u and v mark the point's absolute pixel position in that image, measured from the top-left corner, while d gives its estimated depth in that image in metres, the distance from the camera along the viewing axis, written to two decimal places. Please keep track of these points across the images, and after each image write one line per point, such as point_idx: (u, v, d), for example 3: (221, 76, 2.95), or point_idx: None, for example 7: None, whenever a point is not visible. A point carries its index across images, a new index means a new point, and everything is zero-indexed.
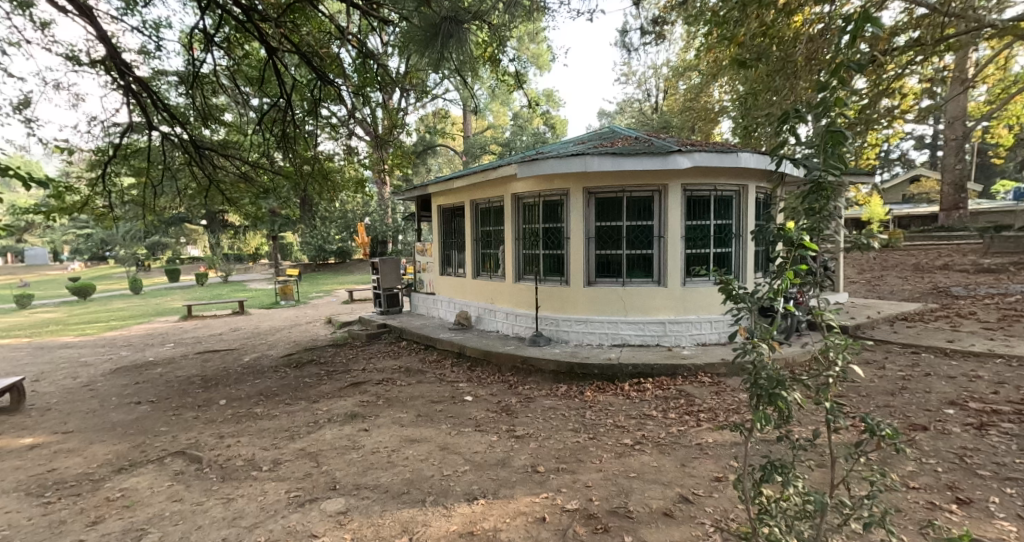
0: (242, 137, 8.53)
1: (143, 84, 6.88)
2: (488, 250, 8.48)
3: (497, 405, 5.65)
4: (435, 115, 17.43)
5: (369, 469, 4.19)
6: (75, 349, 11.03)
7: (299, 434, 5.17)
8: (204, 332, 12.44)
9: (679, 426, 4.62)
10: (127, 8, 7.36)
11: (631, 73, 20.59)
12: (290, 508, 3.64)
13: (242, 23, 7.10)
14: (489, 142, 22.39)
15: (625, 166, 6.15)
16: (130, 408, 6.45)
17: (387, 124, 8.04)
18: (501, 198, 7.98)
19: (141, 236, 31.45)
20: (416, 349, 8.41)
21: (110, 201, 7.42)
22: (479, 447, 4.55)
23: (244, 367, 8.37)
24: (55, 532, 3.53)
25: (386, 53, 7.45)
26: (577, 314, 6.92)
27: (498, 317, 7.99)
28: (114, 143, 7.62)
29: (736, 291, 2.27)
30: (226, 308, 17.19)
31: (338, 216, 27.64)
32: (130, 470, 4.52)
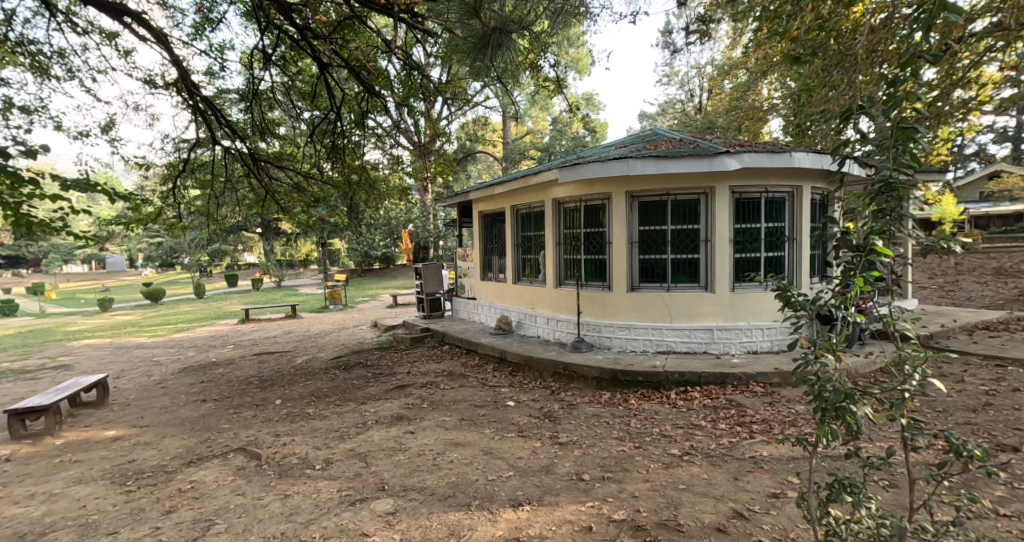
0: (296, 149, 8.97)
1: (209, 104, 7.42)
2: (529, 255, 8.51)
3: (539, 411, 5.64)
4: (475, 122, 17.70)
5: (415, 471, 4.28)
6: (148, 349, 11.87)
7: (348, 434, 5.34)
8: (260, 334, 13.10)
9: (730, 438, 4.45)
10: (195, 32, 7.94)
11: (675, 74, 20.17)
12: (342, 506, 3.77)
13: (297, 41, 7.52)
14: (529, 148, 22.52)
15: (670, 169, 6.03)
16: (197, 406, 6.88)
17: (430, 133, 8.26)
18: (542, 203, 7.98)
19: (204, 244, 33.53)
20: (459, 353, 8.51)
21: (179, 212, 7.99)
22: (523, 453, 4.55)
23: (297, 368, 8.75)
24: (135, 519, 3.80)
25: (429, 63, 7.66)
26: (620, 320, 6.81)
27: (539, 323, 8.00)
28: (183, 158, 8.20)
29: (793, 299, 2.18)
30: (280, 311, 18.03)
31: (383, 222, 28.49)
32: (198, 464, 4.81)
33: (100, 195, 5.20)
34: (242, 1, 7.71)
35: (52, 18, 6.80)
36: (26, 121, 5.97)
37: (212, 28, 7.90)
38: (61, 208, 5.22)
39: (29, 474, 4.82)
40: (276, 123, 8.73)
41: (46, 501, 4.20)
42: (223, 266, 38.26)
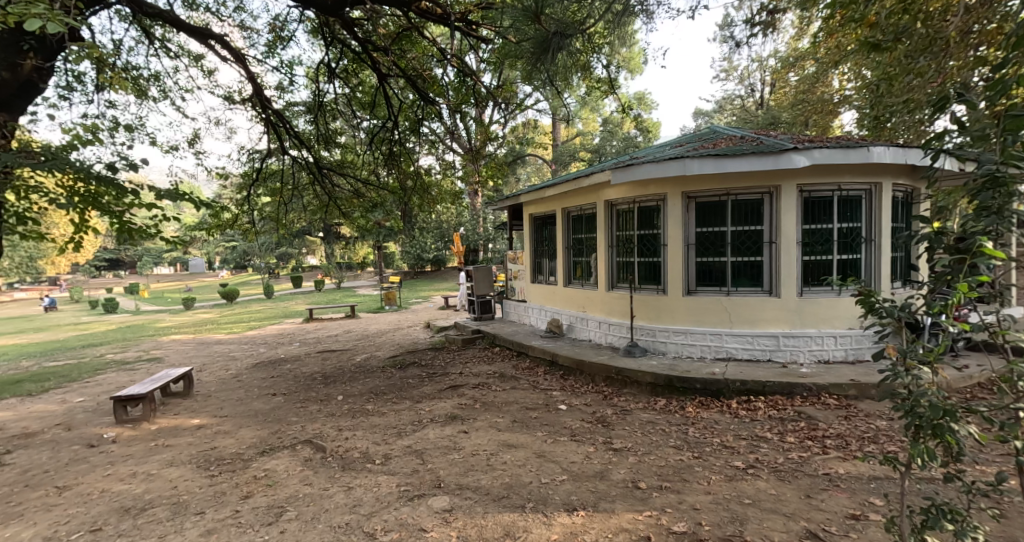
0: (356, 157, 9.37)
1: (279, 116, 7.90)
2: (580, 257, 8.43)
3: (592, 415, 5.56)
4: (525, 126, 17.74)
5: (470, 470, 4.34)
6: (225, 345, 12.77)
7: (404, 432, 5.49)
8: (322, 333, 13.75)
9: (801, 452, 4.20)
10: (268, 51, 8.48)
11: (733, 68, 19.31)
12: (401, 501, 3.88)
13: (358, 55, 7.88)
14: (578, 150, 22.39)
15: (729, 168, 5.78)
16: (268, 399, 7.32)
17: (481, 138, 8.37)
18: (594, 205, 7.89)
19: (272, 248, 35.67)
20: (510, 356, 8.55)
21: (253, 217, 8.55)
22: (576, 457, 4.50)
23: (356, 366, 9.10)
24: (217, 502, 4.08)
25: (482, 69, 7.78)
26: (677, 325, 6.59)
27: (591, 326, 7.89)
28: (257, 168, 8.75)
29: (876, 305, 2.03)
30: (340, 311, 18.85)
31: (435, 226, 29.13)
32: (270, 453, 5.11)
33: (185, 202, 5.64)
34: (310, 19, 8.16)
35: (149, 45, 7.47)
36: (129, 138, 6.60)
37: (283, 45, 8.41)
38: (156, 216, 5.71)
39: (129, 455, 5.30)
40: (337, 133, 9.15)
41: (144, 480, 4.60)
42: (289, 269, 40.51)
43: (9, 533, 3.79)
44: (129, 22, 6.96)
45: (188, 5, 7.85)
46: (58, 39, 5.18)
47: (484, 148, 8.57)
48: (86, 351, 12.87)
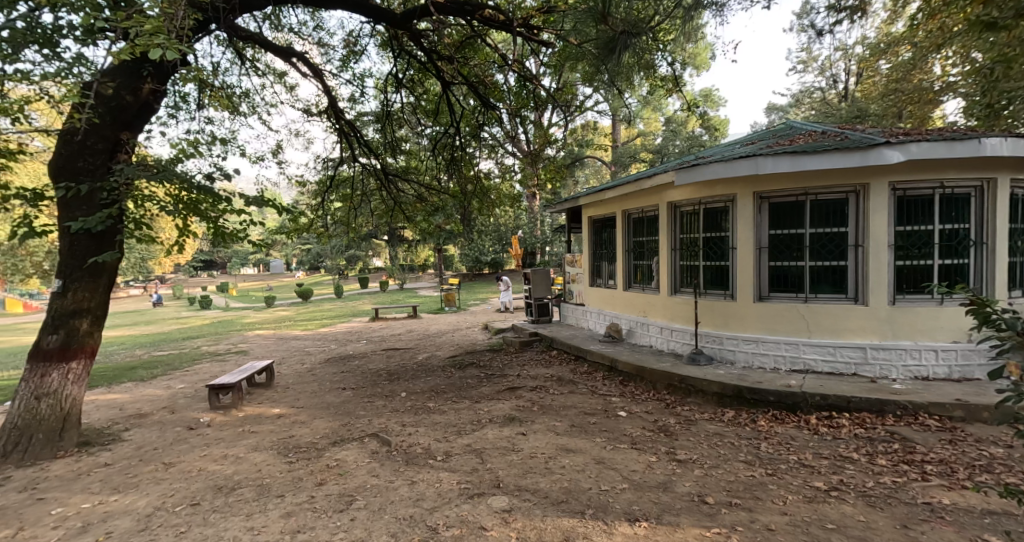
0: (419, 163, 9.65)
1: (350, 126, 8.31)
2: (640, 261, 8.20)
3: (654, 423, 5.37)
4: (585, 127, 17.54)
5: (528, 472, 4.32)
6: (300, 340, 13.59)
7: (464, 430, 5.56)
8: (387, 332, 14.28)
9: (895, 477, 3.81)
10: (342, 65, 8.93)
11: (813, 59, 18.05)
12: (461, 498, 3.92)
13: (425, 64, 8.12)
14: (639, 150, 21.84)
15: (807, 166, 5.39)
16: (339, 393, 7.69)
17: (540, 141, 8.38)
18: (656, 207, 7.64)
19: (343, 250, 37.60)
20: (567, 360, 8.46)
21: (325, 222, 9.02)
22: (638, 466, 4.35)
23: (418, 365, 9.35)
24: (294, 486, 4.32)
25: (542, 73, 7.77)
26: (747, 333, 6.22)
27: (652, 332, 7.64)
28: (330, 175, 9.22)
29: (992, 316, 1.80)
30: (403, 311, 19.50)
31: (493, 229, 29.50)
32: (341, 444, 5.35)
33: (269, 208, 6.05)
34: (381, 33, 8.50)
35: (241, 65, 8.09)
36: (222, 150, 7.16)
37: (355, 59, 8.82)
38: (245, 220, 6.17)
39: (221, 438, 5.74)
40: (403, 140, 9.47)
41: (233, 462, 4.96)
42: (356, 270, 42.50)
43: (125, 501, 4.22)
44: (224, 46, 7.58)
45: (274, 26, 8.43)
46: (171, 64, 5.71)
47: (542, 152, 8.59)
48: (184, 343, 14.17)
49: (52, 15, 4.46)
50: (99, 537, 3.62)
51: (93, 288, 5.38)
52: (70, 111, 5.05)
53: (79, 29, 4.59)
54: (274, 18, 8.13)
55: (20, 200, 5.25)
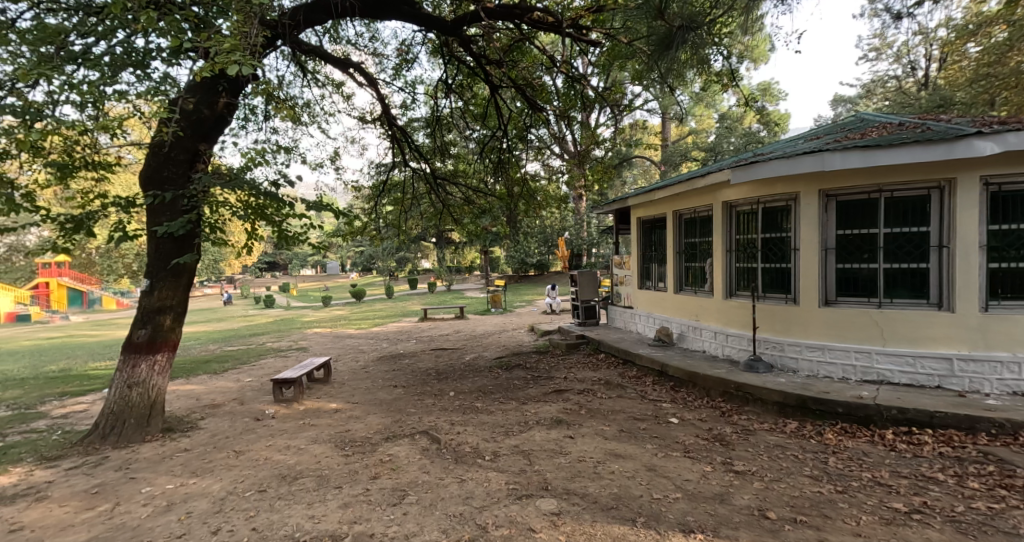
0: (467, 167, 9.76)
1: (402, 132, 8.53)
2: (692, 263, 7.92)
3: (709, 432, 5.15)
4: (636, 126, 17.15)
5: (576, 476, 4.24)
6: (354, 339, 14.07)
7: (512, 431, 5.55)
8: (436, 332, 14.54)
9: (988, 503, 3.46)
10: (395, 72, 9.19)
11: (888, 46, 16.79)
12: (510, 499, 3.90)
13: (474, 69, 8.22)
14: (691, 149, 21.14)
15: (881, 161, 5.01)
16: (390, 390, 7.88)
17: (587, 141, 8.28)
18: (710, 207, 7.35)
19: (394, 252, 38.69)
20: (616, 363, 8.28)
21: (378, 224, 9.29)
22: (692, 475, 4.17)
23: (466, 365, 9.45)
24: (350, 478, 4.46)
25: (591, 73, 7.68)
26: (812, 340, 5.84)
27: (705, 336, 7.34)
28: (383, 179, 9.47)
29: None
30: (451, 312, 19.82)
31: (540, 230, 29.46)
32: (393, 440, 5.48)
33: (327, 211, 6.28)
34: (432, 40, 8.67)
35: (302, 77, 8.48)
36: (285, 158, 7.53)
37: (408, 67, 9.05)
38: (305, 223, 6.44)
39: (283, 430, 6.02)
40: (451, 144, 9.61)
41: (295, 453, 5.19)
42: (407, 271, 43.61)
43: (200, 484, 4.49)
44: (289, 60, 7.97)
45: (333, 39, 8.79)
46: (244, 80, 6.07)
47: (590, 152, 8.49)
48: (250, 339, 15.03)
49: (145, 40, 4.83)
50: (179, 516, 3.88)
51: (175, 287, 5.79)
52: (158, 126, 5.46)
53: (167, 51, 4.95)
54: (333, 30, 8.47)
55: (114, 207, 5.73)
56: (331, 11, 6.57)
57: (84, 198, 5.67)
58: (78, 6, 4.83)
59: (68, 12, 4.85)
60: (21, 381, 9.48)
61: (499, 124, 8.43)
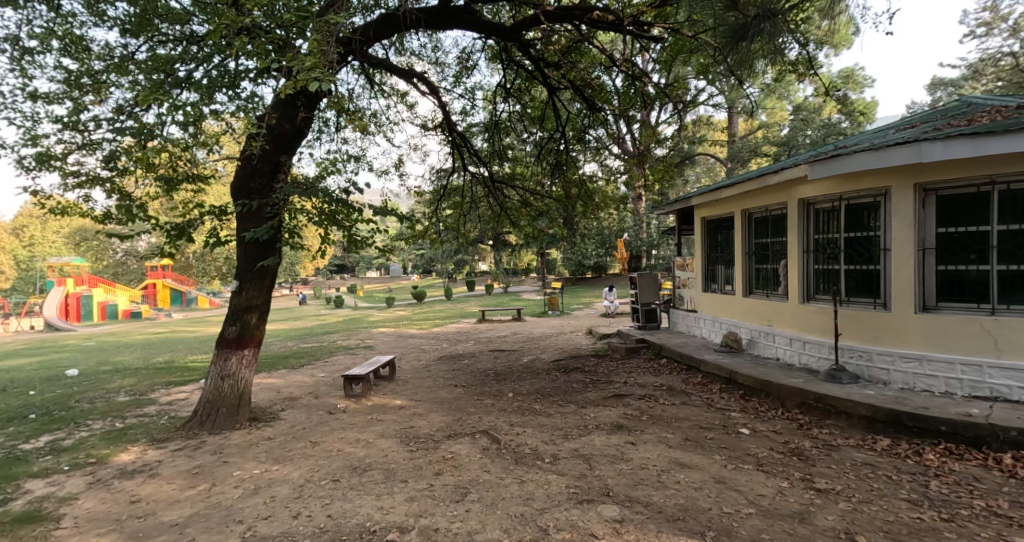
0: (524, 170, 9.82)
1: (462, 137, 8.75)
2: (763, 265, 7.55)
3: (784, 445, 4.88)
4: (701, 122, 16.45)
5: (639, 484, 4.18)
6: (416, 338, 14.55)
7: (571, 435, 5.54)
8: (494, 333, 14.73)
9: None
10: (455, 80, 9.44)
11: (998, 20, 15.01)
12: (571, 503, 3.91)
13: (532, 72, 8.29)
14: (761, 144, 20.01)
15: (993, 150, 4.52)
16: (451, 389, 8.09)
17: (647, 138, 8.12)
18: (784, 205, 6.98)
19: (453, 254, 39.51)
20: (679, 369, 8.04)
21: (438, 228, 9.58)
22: (767, 491, 3.98)
23: (524, 366, 9.53)
24: (415, 473, 4.64)
25: (652, 71, 7.53)
26: (908, 349, 5.37)
27: (780, 343, 6.96)
28: (443, 184, 9.74)
29: None
30: (508, 314, 19.98)
31: (597, 232, 29.05)
32: (455, 438, 5.63)
33: (392, 217, 6.53)
34: (491, 47, 8.84)
35: (370, 89, 8.91)
36: (354, 166, 7.94)
37: (467, 74, 9.27)
38: (373, 228, 6.75)
39: (353, 424, 6.36)
40: (509, 147, 9.75)
41: (364, 446, 5.47)
42: (465, 273, 44.43)
43: (282, 471, 4.84)
44: (358, 74, 8.41)
45: (398, 51, 9.17)
46: (319, 95, 6.49)
47: (651, 151, 8.32)
48: (320, 338, 15.92)
49: (236, 62, 5.30)
50: (265, 500, 4.20)
51: (259, 288, 6.27)
52: (247, 140, 5.96)
53: (255, 72, 5.41)
54: (398, 43, 8.84)
55: (209, 216, 6.31)
56: (399, 25, 6.90)
57: (184, 208, 6.28)
58: (182, 37, 5.38)
59: (174, 42, 5.41)
60: (133, 371, 10.64)
61: (557, 125, 8.44)
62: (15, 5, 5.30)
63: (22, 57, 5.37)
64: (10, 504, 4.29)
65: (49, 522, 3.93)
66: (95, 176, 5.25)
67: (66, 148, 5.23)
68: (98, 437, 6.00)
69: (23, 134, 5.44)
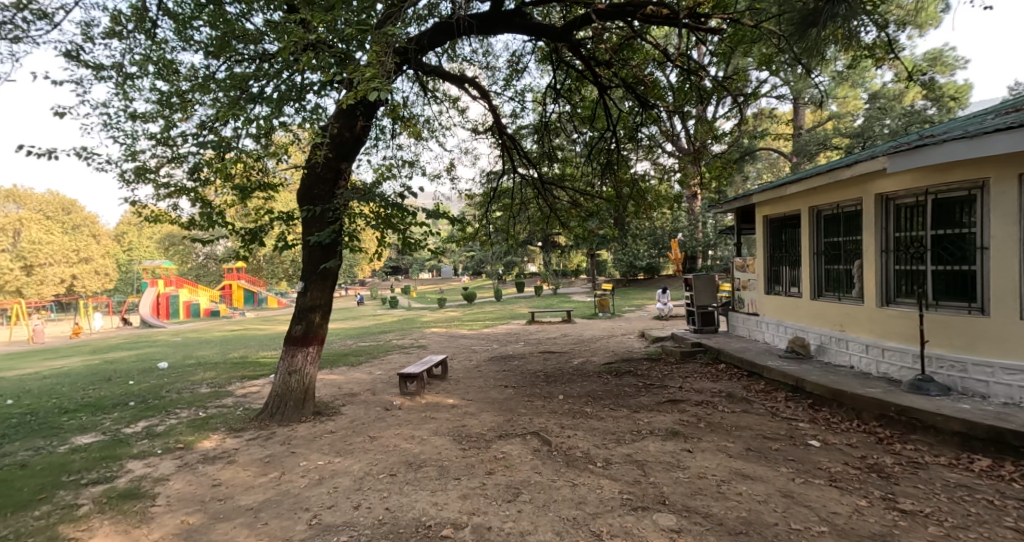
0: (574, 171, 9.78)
1: (512, 140, 8.83)
2: (835, 265, 7.13)
3: (861, 461, 4.57)
4: (765, 114, 15.69)
5: (697, 494, 4.07)
6: (466, 339, 14.81)
7: (624, 439, 5.47)
8: (543, 334, 14.74)
9: None
10: (505, 83, 9.55)
11: None
12: (625, 509, 3.86)
13: (583, 72, 8.26)
14: (831, 136, 18.80)
15: None
16: (501, 390, 8.19)
17: (703, 133, 7.87)
18: (858, 201, 6.57)
19: (503, 256, 39.84)
20: (738, 375, 7.74)
21: (489, 230, 9.72)
22: (841, 508, 3.74)
23: (575, 368, 9.49)
24: (468, 472, 4.74)
25: (708, 65, 7.30)
26: (1010, 360, 4.86)
27: (854, 350, 6.55)
28: (493, 187, 9.87)
29: None
30: (558, 315, 19.95)
31: (649, 232, 28.38)
32: (506, 438, 5.70)
33: (443, 220, 6.71)
34: (541, 49, 8.88)
35: (423, 96, 9.17)
36: (409, 170, 8.21)
37: (518, 77, 9.36)
38: (426, 231, 6.95)
39: (408, 421, 6.57)
40: (558, 149, 9.75)
41: (419, 442, 5.65)
42: (515, 274, 44.67)
43: (344, 463, 5.08)
44: (413, 82, 8.69)
45: (450, 58, 9.39)
46: (377, 103, 6.76)
47: (707, 147, 8.06)
48: (376, 337, 16.52)
49: (302, 76, 5.63)
50: (329, 490, 4.43)
51: (322, 289, 6.62)
52: (311, 149, 6.30)
53: (319, 84, 5.73)
54: (450, 50, 9.06)
55: (278, 221, 6.72)
56: (452, 32, 7.07)
57: (257, 214, 6.73)
58: (255, 56, 5.79)
59: (248, 61, 5.83)
60: (212, 365, 11.51)
61: (608, 125, 8.36)
62: (119, 35, 5.88)
63: (123, 82, 5.94)
64: (114, 482, 4.77)
65: (146, 500, 4.33)
66: (182, 187, 5.74)
67: (158, 162, 5.74)
68: (184, 425, 6.54)
69: (123, 150, 6.02)
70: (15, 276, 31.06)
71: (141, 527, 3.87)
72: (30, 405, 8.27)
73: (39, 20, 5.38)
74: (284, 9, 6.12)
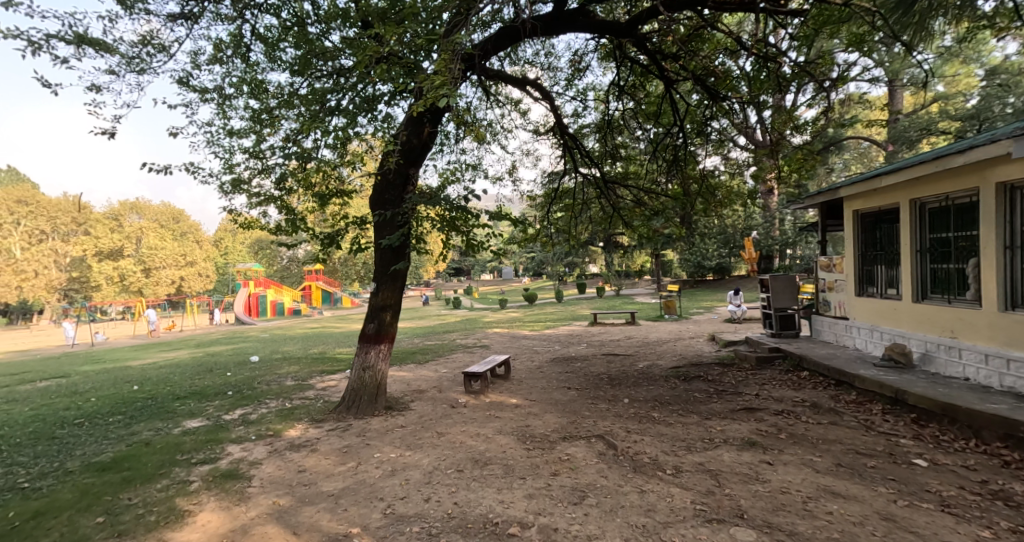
0: (638, 170, 9.52)
1: (574, 140, 8.75)
2: (944, 264, 6.45)
3: (981, 486, 4.06)
4: (858, 98, 14.47)
5: (780, 510, 3.82)
6: (529, 339, 14.87)
7: (695, 447, 5.25)
8: (606, 336, 14.48)
9: None
10: (568, 83, 9.47)
11: None
12: (698, 520, 3.71)
13: (648, 68, 8.03)
14: (935, 120, 16.93)
15: None
16: (564, 391, 8.12)
17: (782, 124, 7.39)
18: (971, 193, 5.91)
19: (564, 257, 39.63)
20: (824, 384, 7.20)
21: (551, 231, 9.69)
22: (956, 538, 3.35)
23: (641, 371, 9.24)
24: (533, 472, 4.74)
25: (788, 51, 6.85)
26: None
27: (969, 359, 5.86)
28: (555, 188, 9.82)
29: None
30: (622, 316, 19.49)
31: (719, 230, 27.11)
32: (570, 440, 5.64)
33: (505, 221, 6.76)
34: (604, 46, 8.73)
35: (486, 100, 9.30)
36: (472, 173, 8.35)
37: (580, 76, 9.25)
38: (488, 233, 7.04)
39: (473, 418, 6.68)
40: (622, 147, 9.54)
41: (485, 440, 5.73)
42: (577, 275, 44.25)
43: (414, 457, 5.26)
44: (476, 87, 8.82)
45: (513, 62, 9.47)
46: (442, 109, 6.94)
47: (786, 139, 7.56)
48: (441, 336, 16.99)
49: (375, 86, 5.88)
50: (401, 482, 4.60)
51: (393, 290, 6.89)
52: (382, 156, 6.58)
53: (390, 94, 5.98)
54: (513, 54, 9.13)
55: (352, 226, 7.07)
56: (516, 36, 7.12)
57: (333, 220, 7.12)
58: (333, 70, 6.13)
59: (325, 75, 6.19)
60: (294, 360, 12.35)
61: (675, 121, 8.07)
62: (220, 60, 6.44)
63: (222, 102, 6.50)
64: (217, 463, 5.22)
65: (244, 481, 4.71)
66: (270, 195, 6.19)
67: (250, 173, 6.22)
68: (273, 414, 7.05)
69: (223, 164, 6.59)
70: (133, 277, 34.94)
71: (239, 505, 4.21)
72: (147, 391, 9.29)
73: (159, 53, 6.01)
74: (358, 25, 6.44)
